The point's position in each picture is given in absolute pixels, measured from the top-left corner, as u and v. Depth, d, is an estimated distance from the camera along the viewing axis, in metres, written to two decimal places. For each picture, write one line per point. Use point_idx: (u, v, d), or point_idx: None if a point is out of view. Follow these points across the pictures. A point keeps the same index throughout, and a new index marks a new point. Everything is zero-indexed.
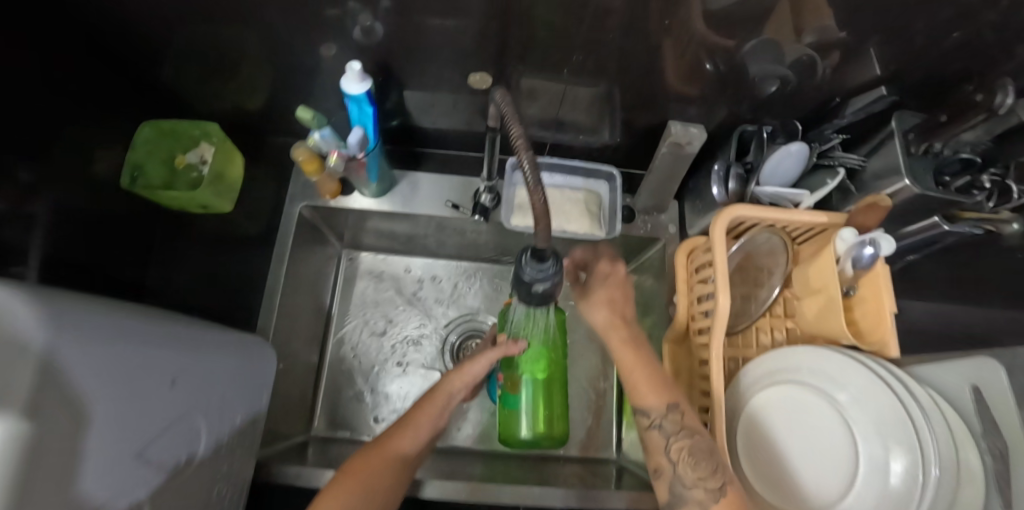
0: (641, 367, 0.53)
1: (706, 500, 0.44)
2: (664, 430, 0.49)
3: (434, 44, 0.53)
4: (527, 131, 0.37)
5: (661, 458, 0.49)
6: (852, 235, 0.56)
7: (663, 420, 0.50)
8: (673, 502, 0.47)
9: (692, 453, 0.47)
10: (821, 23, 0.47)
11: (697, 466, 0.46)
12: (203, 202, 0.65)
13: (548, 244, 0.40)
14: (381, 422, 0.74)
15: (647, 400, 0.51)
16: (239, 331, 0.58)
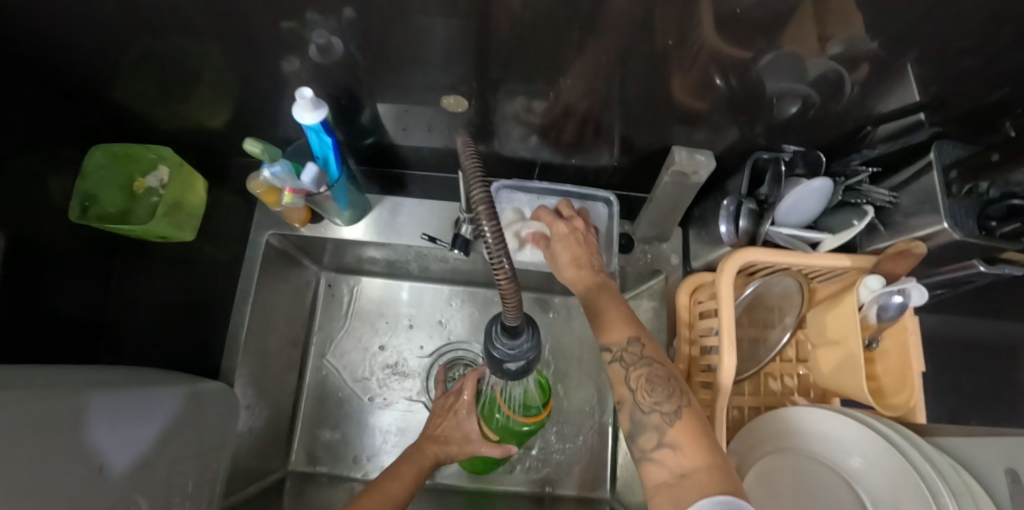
0: (611, 302, 0.48)
1: (663, 423, 0.39)
2: (624, 360, 0.44)
3: (398, 65, 0.46)
4: (489, 192, 0.31)
5: (621, 387, 0.43)
6: (878, 285, 0.48)
7: (623, 352, 0.44)
8: (631, 431, 0.41)
9: (648, 380, 0.42)
10: (852, 40, 0.39)
11: (654, 391, 0.41)
12: (161, 234, 0.58)
13: (520, 320, 0.34)
14: (360, 460, 0.69)
15: (609, 332, 0.45)
16: (193, 380, 0.52)
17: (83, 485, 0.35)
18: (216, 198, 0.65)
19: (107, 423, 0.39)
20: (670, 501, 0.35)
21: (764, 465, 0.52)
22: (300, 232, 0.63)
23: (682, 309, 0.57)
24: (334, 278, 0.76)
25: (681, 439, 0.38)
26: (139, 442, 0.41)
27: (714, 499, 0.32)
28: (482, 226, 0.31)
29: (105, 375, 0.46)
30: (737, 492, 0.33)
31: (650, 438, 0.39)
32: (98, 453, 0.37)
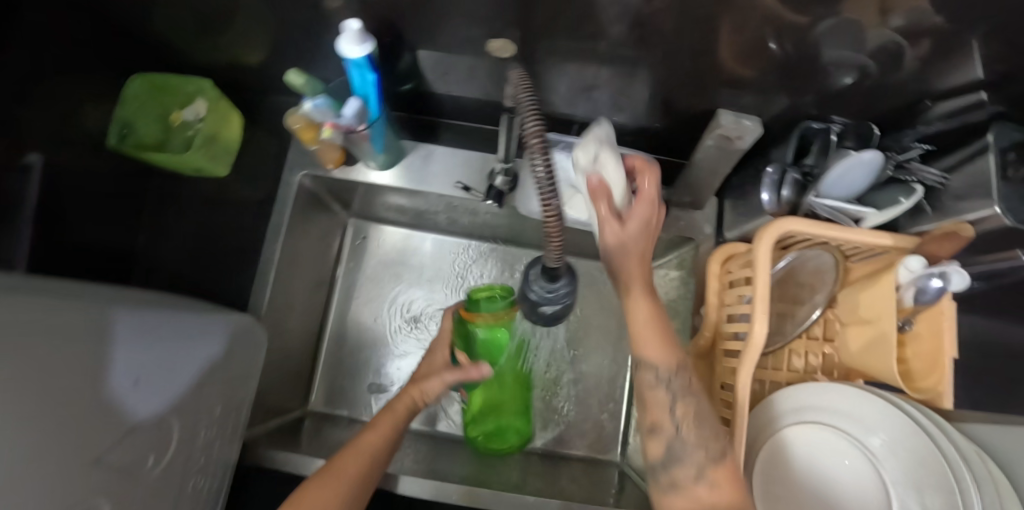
0: (653, 310, 0.42)
1: (707, 463, 0.39)
2: (671, 390, 0.41)
3: (435, 12, 0.44)
4: (544, 126, 0.30)
5: (662, 413, 0.41)
6: (919, 266, 0.47)
7: (671, 377, 0.41)
8: (665, 459, 0.40)
9: (694, 417, 0.40)
10: (917, 12, 0.36)
11: (701, 427, 0.40)
12: (194, 166, 0.59)
13: (561, 263, 0.34)
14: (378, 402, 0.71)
15: (654, 354, 0.41)
16: (224, 311, 0.54)
17: (115, 398, 0.37)
18: (251, 136, 0.65)
19: (142, 341, 0.41)
20: None
21: (786, 437, 0.50)
22: (332, 175, 0.62)
23: (713, 278, 0.57)
24: (361, 225, 0.77)
25: (721, 477, 0.38)
26: (173, 362, 0.43)
27: None
28: (534, 162, 0.30)
29: (138, 296, 0.48)
30: None
31: (686, 472, 0.39)
32: (133, 369, 0.39)
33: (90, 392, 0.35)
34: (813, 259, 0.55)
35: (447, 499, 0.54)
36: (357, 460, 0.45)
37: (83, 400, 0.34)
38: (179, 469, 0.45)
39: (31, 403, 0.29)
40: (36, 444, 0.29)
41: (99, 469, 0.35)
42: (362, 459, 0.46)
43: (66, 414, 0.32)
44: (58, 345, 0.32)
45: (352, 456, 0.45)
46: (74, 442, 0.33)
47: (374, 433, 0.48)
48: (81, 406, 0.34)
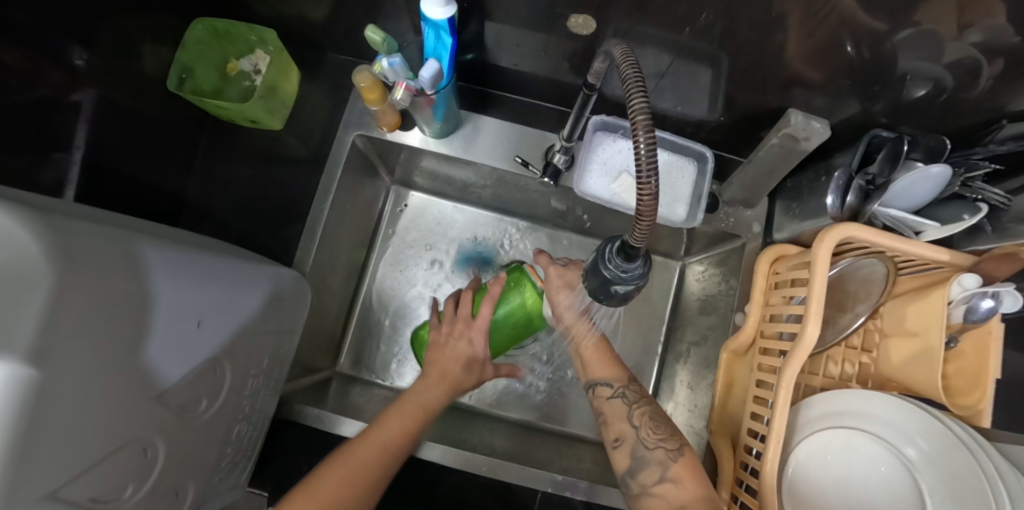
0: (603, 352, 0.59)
1: (666, 459, 0.48)
2: (626, 399, 0.54)
3: None
4: (649, 102, 0.30)
5: (625, 425, 0.52)
6: (974, 284, 0.47)
7: (624, 391, 0.54)
8: (634, 468, 0.49)
9: (651, 420, 0.51)
10: (1000, 26, 0.37)
11: (658, 429, 0.50)
12: (252, 117, 0.59)
13: (643, 244, 0.34)
14: (405, 369, 0.71)
15: (606, 373, 0.56)
16: (272, 263, 0.54)
17: (178, 338, 0.37)
18: (307, 93, 0.65)
19: (207, 284, 0.40)
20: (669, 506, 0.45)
21: (819, 439, 0.51)
22: (386, 137, 0.62)
23: (760, 277, 0.57)
24: (401, 192, 0.77)
25: (681, 474, 0.47)
26: (232, 309, 0.43)
27: None
28: (637, 137, 0.30)
29: (196, 239, 0.49)
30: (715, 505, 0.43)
31: (652, 472, 0.48)
32: (198, 310, 0.39)
33: (157, 330, 0.35)
34: (864, 268, 0.56)
35: (476, 469, 0.57)
36: (364, 457, 0.48)
37: (150, 337, 0.34)
38: (226, 412, 0.46)
39: (99, 342, 0.29)
40: (97, 381, 0.30)
41: (159, 404, 0.36)
42: (406, 421, 0.53)
43: (130, 353, 0.32)
44: (128, 281, 0.32)
45: (361, 453, 0.49)
46: (137, 377, 0.33)
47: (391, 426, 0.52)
48: (146, 344, 0.34)
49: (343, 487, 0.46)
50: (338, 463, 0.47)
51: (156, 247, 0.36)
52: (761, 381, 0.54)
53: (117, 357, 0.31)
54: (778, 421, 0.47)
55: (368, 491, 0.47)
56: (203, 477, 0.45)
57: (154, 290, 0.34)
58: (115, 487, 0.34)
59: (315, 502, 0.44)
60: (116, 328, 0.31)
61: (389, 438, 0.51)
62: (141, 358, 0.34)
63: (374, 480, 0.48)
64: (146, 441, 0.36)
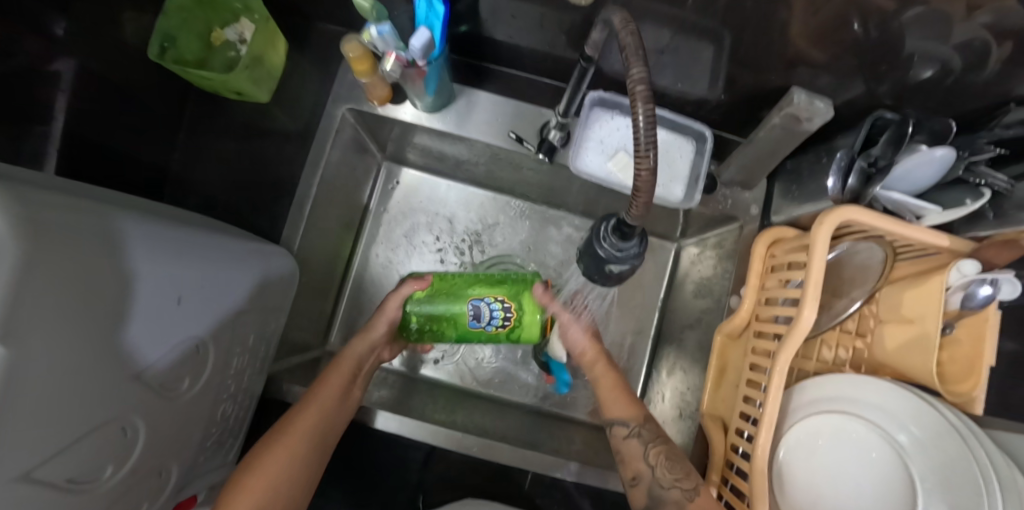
0: (607, 384, 0.57)
1: (683, 499, 0.47)
2: (642, 439, 0.52)
3: None
4: (649, 73, 0.29)
5: (641, 464, 0.51)
6: (973, 271, 0.46)
7: (641, 429, 0.53)
8: (651, 506, 0.49)
9: (667, 459, 0.50)
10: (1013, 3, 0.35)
11: (674, 469, 0.49)
12: (237, 88, 0.57)
13: (640, 222, 0.33)
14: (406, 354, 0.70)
15: (623, 410, 0.54)
16: (258, 240, 0.53)
17: (156, 315, 0.35)
18: (296, 64, 0.62)
19: (188, 259, 0.38)
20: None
21: (811, 424, 0.51)
22: (376, 111, 0.60)
23: (756, 260, 0.56)
24: (393, 169, 0.75)
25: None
26: (215, 286, 0.41)
27: None
28: (636, 110, 0.29)
29: (179, 214, 0.47)
30: None
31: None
32: (178, 286, 0.37)
33: (132, 306, 0.33)
34: (862, 253, 0.54)
35: (466, 451, 0.56)
36: (312, 419, 0.49)
37: (126, 312, 0.33)
38: (211, 391, 0.45)
39: (76, 318, 0.28)
40: (73, 359, 0.28)
41: (137, 383, 0.35)
42: (317, 418, 0.49)
43: (105, 329, 0.31)
44: (103, 255, 0.30)
45: (316, 406, 0.50)
46: (114, 356, 0.32)
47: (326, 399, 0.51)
48: (123, 321, 0.33)
49: (276, 467, 0.45)
50: (276, 444, 0.47)
51: (134, 220, 0.34)
52: (755, 365, 0.53)
53: (92, 334, 0.30)
54: (771, 405, 0.46)
55: (307, 465, 0.48)
56: (187, 458, 0.44)
57: (127, 264, 0.32)
58: (92, 467, 0.33)
59: (255, 484, 0.44)
60: (92, 305, 0.30)
61: (323, 405, 0.51)
62: (119, 334, 0.32)
63: (313, 452, 0.48)
64: (125, 420, 0.35)
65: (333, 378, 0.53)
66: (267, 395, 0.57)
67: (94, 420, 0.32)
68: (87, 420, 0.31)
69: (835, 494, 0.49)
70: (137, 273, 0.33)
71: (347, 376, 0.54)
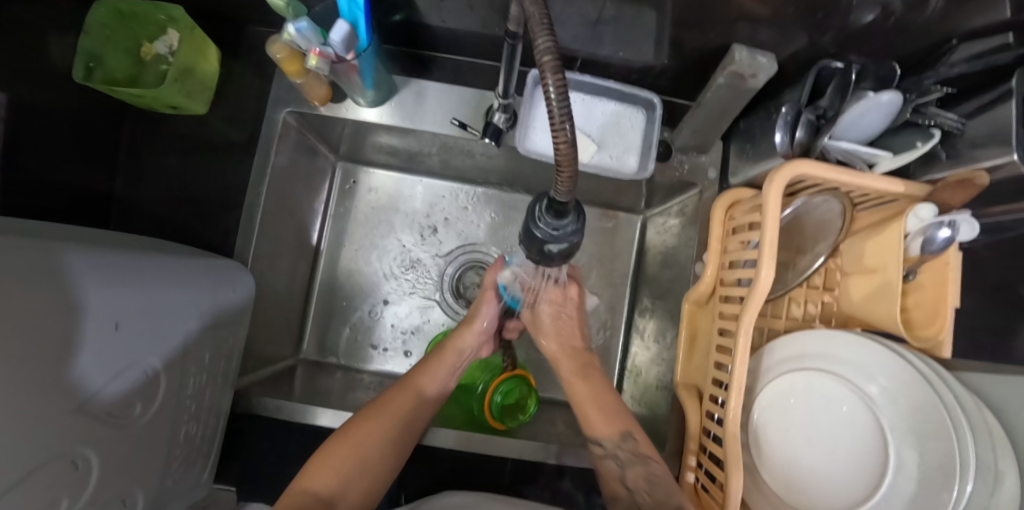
0: (586, 386, 0.58)
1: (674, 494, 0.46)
2: (618, 460, 0.51)
3: None
4: (554, 40, 0.27)
5: (619, 486, 0.51)
6: (930, 215, 0.46)
7: (616, 449, 0.52)
8: None
9: (647, 480, 0.49)
10: None
11: (652, 491, 0.48)
12: (171, 103, 0.55)
13: (570, 198, 0.32)
14: (383, 352, 0.70)
15: (601, 430, 0.54)
16: (208, 255, 0.52)
17: (97, 344, 0.34)
18: (230, 71, 0.61)
19: (123, 286, 0.37)
20: None
21: (781, 385, 0.51)
22: (319, 112, 0.58)
23: (716, 225, 0.55)
24: (349, 168, 0.74)
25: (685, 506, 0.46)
26: (159, 310, 0.40)
27: None
28: (545, 80, 0.27)
29: (120, 238, 0.45)
30: None
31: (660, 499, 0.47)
32: (112, 313, 0.36)
33: (66, 339, 0.32)
34: (820, 207, 0.54)
35: (448, 445, 0.56)
36: (406, 396, 0.53)
37: (58, 344, 0.31)
38: (171, 415, 0.44)
39: (8, 355, 0.27)
40: (11, 401, 0.27)
41: (89, 417, 0.34)
42: (411, 397, 0.53)
43: (40, 361, 0.29)
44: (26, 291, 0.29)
45: (410, 387, 0.54)
46: (53, 387, 0.31)
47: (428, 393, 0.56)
48: (62, 353, 0.31)
49: (371, 435, 0.48)
50: (373, 412, 0.50)
51: (56, 249, 0.33)
52: (722, 329, 0.53)
53: (27, 367, 0.28)
54: (738, 368, 0.46)
55: (396, 443, 0.50)
56: (154, 485, 0.43)
57: (52, 293, 0.31)
58: (48, 503, 0.31)
59: (345, 447, 0.47)
60: (24, 341, 0.28)
61: (423, 389, 0.55)
62: (60, 367, 0.31)
63: (401, 432, 0.51)
64: (80, 455, 0.33)
65: (435, 369, 0.57)
66: (238, 409, 0.56)
67: (48, 459, 0.31)
68: (42, 456, 0.30)
69: (813, 457, 0.48)
70: (64, 302, 0.32)
71: (449, 368, 0.59)
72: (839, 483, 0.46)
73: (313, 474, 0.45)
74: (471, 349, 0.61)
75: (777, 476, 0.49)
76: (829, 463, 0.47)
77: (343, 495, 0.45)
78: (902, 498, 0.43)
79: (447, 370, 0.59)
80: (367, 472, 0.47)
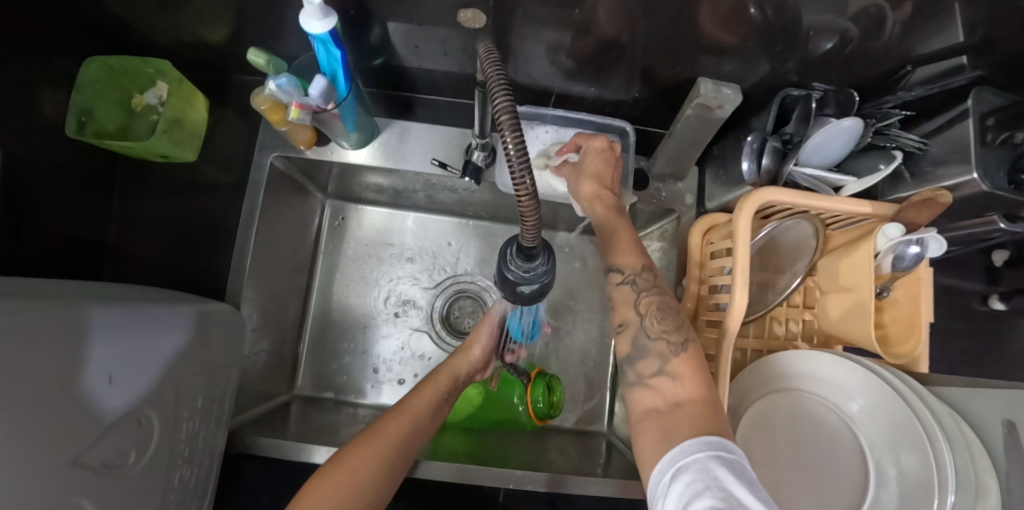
0: (628, 234, 0.44)
1: (668, 353, 0.38)
2: (637, 287, 0.42)
3: None
4: (513, 101, 0.29)
5: (630, 311, 0.42)
6: (897, 234, 0.47)
7: (638, 278, 0.42)
8: (630, 355, 0.40)
9: (661, 312, 0.41)
10: None
11: (664, 320, 0.40)
12: (161, 152, 0.57)
13: (537, 241, 0.33)
14: (376, 384, 0.71)
15: (623, 257, 0.43)
16: (199, 299, 0.53)
17: (93, 399, 0.36)
18: (220, 118, 0.63)
19: (118, 340, 0.39)
20: (658, 425, 0.35)
21: (766, 404, 0.52)
22: (305, 155, 0.60)
23: (694, 249, 0.57)
24: (339, 206, 0.75)
25: (681, 370, 0.38)
26: (153, 360, 0.42)
27: (706, 438, 0.31)
28: (505, 140, 0.29)
29: (115, 288, 0.46)
30: (721, 431, 0.33)
31: (650, 363, 0.39)
32: (107, 366, 0.38)
33: (60, 399, 0.33)
34: (794, 230, 0.56)
35: (443, 477, 0.56)
36: (401, 420, 0.54)
37: (51, 399, 0.33)
38: (165, 459, 0.44)
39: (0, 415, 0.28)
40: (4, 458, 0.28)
41: (82, 467, 0.35)
42: (404, 421, 0.54)
43: (34, 418, 0.31)
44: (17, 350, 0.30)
45: (405, 412, 0.55)
46: (50, 442, 0.32)
47: (421, 417, 0.56)
48: (57, 412, 0.33)
49: (365, 462, 0.48)
50: (366, 439, 0.51)
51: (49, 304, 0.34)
52: (705, 352, 0.54)
53: (21, 425, 0.30)
54: (721, 393, 0.47)
55: (392, 467, 0.50)
56: None
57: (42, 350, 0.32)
58: None
59: (338, 475, 0.46)
60: (16, 401, 0.30)
61: (417, 412, 0.56)
62: (55, 424, 0.32)
63: (395, 457, 0.51)
64: (75, 505, 0.34)
65: (429, 391, 0.59)
66: (233, 450, 0.57)
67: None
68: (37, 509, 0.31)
69: (801, 477, 0.48)
70: (57, 357, 0.33)
71: (442, 392, 0.60)
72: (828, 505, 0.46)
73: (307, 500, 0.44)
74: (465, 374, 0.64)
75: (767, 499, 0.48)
76: (817, 484, 0.47)
77: None
78: None
79: (440, 394, 0.60)
80: (363, 499, 0.46)
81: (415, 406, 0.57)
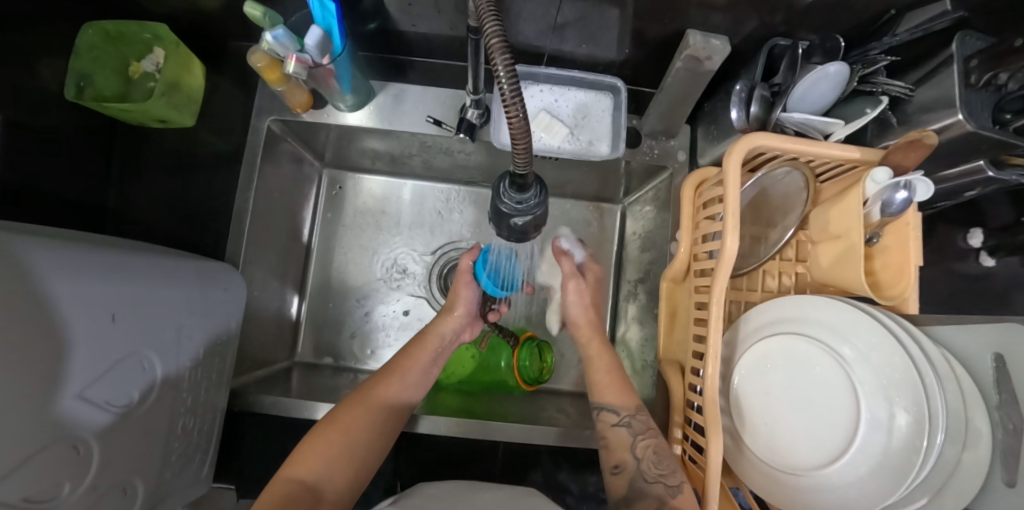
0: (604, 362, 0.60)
1: (664, 495, 0.46)
2: (631, 429, 0.52)
3: None
4: (503, 25, 0.29)
5: (626, 454, 0.51)
6: (885, 177, 0.47)
7: (631, 420, 0.53)
8: (630, 496, 0.48)
9: (654, 454, 0.49)
10: None
11: (660, 464, 0.48)
12: (159, 116, 0.58)
13: (528, 171, 0.34)
14: (375, 349, 0.71)
15: (618, 399, 0.56)
16: (201, 257, 0.54)
17: (98, 336, 0.36)
18: (216, 86, 0.64)
19: (119, 279, 0.39)
20: None
21: (759, 350, 0.52)
22: (302, 118, 0.61)
23: (686, 203, 0.57)
24: (336, 175, 0.76)
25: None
26: (149, 307, 0.41)
27: None
28: (497, 68, 0.28)
29: (115, 239, 0.47)
30: None
31: (649, 504, 0.46)
32: (109, 305, 0.37)
33: (68, 334, 0.33)
34: (783, 181, 0.56)
35: (443, 432, 0.57)
36: (388, 386, 0.54)
37: (62, 336, 0.33)
38: (168, 409, 0.45)
39: (10, 342, 0.28)
40: (16, 384, 0.29)
41: (91, 405, 0.35)
42: (394, 386, 0.54)
43: (44, 348, 0.31)
44: (26, 282, 0.30)
45: (390, 379, 0.55)
46: (61, 371, 0.33)
47: (410, 376, 0.57)
48: (66, 344, 0.33)
49: (358, 423, 0.49)
50: (358, 399, 0.51)
51: (55, 247, 0.35)
52: (698, 302, 0.54)
53: (33, 352, 0.30)
54: (715, 338, 0.47)
55: (385, 429, 0.51)
56: (152, 478, 0.44)
57: (52, 285, 0.32)
58: (50, 486, 0.32)
59: (334, 435, 0.48)
60: (31, 332, 0.30)
61: (381, 403, 0.52)
62: (66, 352, 0.33)
63: (385, 419, 0.52)
64: (80, 442, 0.35)
65: (420, 354, 0.59)
66: (236, 408, 0.58)
67: (47, 442, 0.32)
68: (41, 438, 0.31)
69: (789, 420, 0.49)
70: (66, 293, 0.33)
71: (432, 353, 0.60)
72: (814, 447, 0.47)
73: (302, 460, 0.45)
74: (452, 333, 0.63)
75: (759, 441, 0.50)
76: (806, 427, 0.48)
77: (328, 485, 0.45)
78: (875, 453, 0.44)
79: (429, 358, 0.60)
80: (353, 461, 0.48)
81: (402, 367, 0.57)
